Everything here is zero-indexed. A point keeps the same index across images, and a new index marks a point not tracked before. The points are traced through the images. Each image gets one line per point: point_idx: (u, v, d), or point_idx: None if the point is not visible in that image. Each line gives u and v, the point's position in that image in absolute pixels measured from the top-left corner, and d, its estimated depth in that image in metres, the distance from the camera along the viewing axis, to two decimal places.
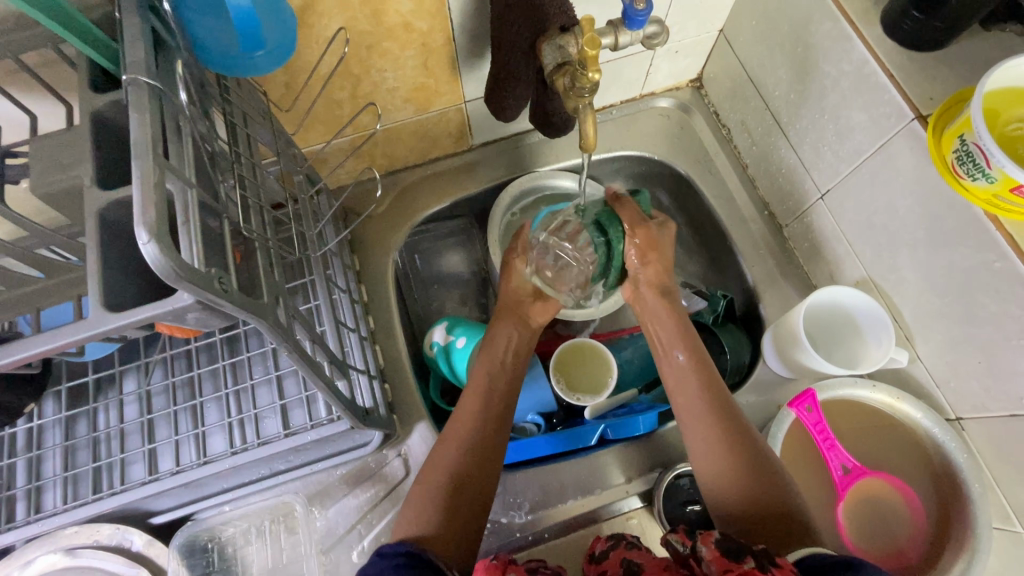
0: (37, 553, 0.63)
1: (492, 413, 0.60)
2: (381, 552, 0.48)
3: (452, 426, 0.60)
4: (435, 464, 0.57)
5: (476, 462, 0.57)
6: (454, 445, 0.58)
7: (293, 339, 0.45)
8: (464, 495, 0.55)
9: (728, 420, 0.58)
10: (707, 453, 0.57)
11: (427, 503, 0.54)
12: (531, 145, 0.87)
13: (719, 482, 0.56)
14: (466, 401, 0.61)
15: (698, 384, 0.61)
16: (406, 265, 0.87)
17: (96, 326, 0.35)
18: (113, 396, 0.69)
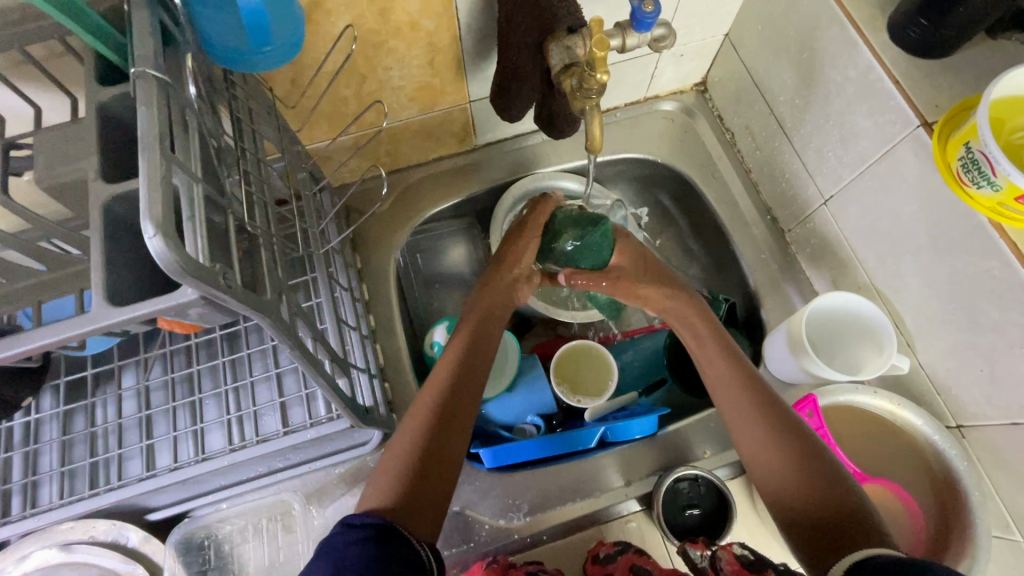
0: (32, 548, 0.62)
1: (462, 383, 0.60)
2: (348, 522, 0.47)
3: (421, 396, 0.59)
4: (404, 434, 0.56)
5: (445, 435, 0.56)
6: (422, 416, 0.57)
7: (296, 336, 0.45)
8: (430, 465, 0.54)
9: (766, 419, 0.58)
10: (760, 457, 0.57)
11: (396, 472, 0.53)
12: (535, 146, 0.87)
13: (790, 488, 0.54)
14: (439, 371, 0.61)
15: (735, 384, 0.61)
16: (407, 265, 0.87)
17: (100, 321, 0.35)
18: (112, 391, 0.69)
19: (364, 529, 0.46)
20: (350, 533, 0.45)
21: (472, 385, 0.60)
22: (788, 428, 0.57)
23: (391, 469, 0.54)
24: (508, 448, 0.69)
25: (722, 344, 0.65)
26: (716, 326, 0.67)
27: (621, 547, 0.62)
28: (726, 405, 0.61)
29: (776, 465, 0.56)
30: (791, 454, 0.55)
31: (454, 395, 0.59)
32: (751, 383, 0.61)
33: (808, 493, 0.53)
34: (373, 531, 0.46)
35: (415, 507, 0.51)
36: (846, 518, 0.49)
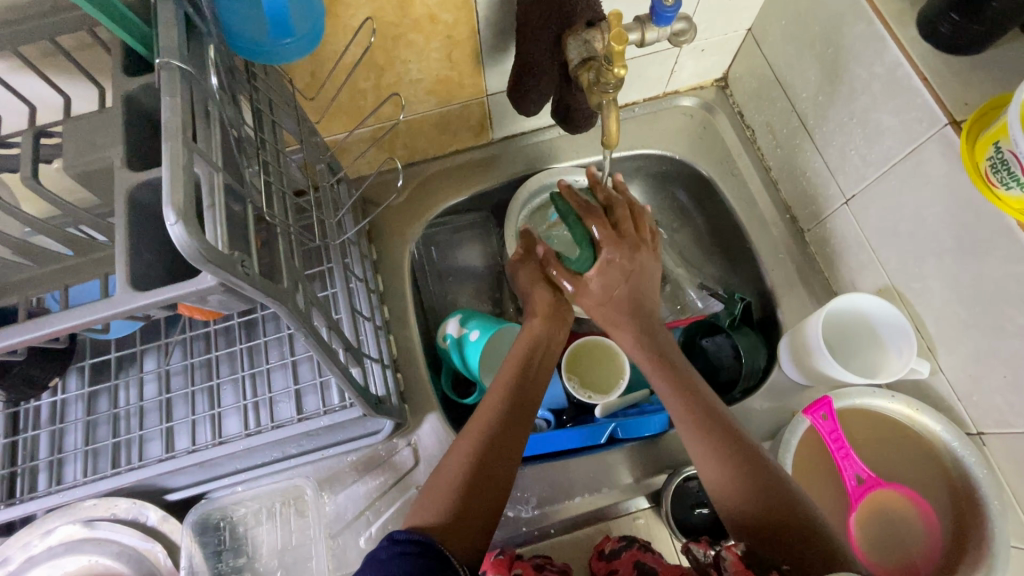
0: (58, 522, 0.65)
1: (518, 407, 0.61)
2: (392, 537, 0.49)
3: (477, 416, 0.61)
4: (456, 455, 0.58)
5: (497, 459, 0.57)
6: (472, 440, 0.58)
7: (311, 325, 0.46)
8: (479, 486, 0.55)
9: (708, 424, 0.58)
10: (708, 470, 0.57)
11: (447, 493, 0.55)
12: (551, 140, 0.87)
13: (726, 499, 0.55)
14: (493, 394, 0.62)
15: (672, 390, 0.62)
16: (423, 257, 0.87)
17: (123, 305, 0.36)
18: (134, 373, 0.71)
19: (406, 545, 0.47)
20: (396, 548, 0.47)
21: (528, 408, 0.62)
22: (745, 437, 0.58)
23: (439, 493, 0.55)
24: None
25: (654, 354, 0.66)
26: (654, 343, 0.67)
27: (626, 543, 0.64)
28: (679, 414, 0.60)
29: (721, 479, 0.56)
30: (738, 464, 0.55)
31: (505, 420, 0.60)
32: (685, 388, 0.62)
33: (761, 503, 0.53)
34: (417, 547, 0.48)
35: (461, 527, 0.53)
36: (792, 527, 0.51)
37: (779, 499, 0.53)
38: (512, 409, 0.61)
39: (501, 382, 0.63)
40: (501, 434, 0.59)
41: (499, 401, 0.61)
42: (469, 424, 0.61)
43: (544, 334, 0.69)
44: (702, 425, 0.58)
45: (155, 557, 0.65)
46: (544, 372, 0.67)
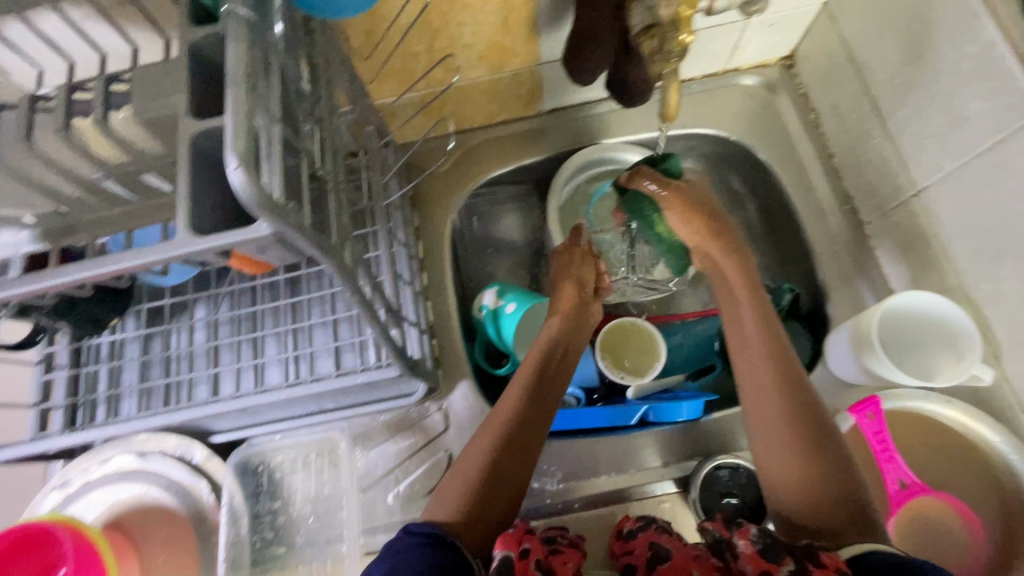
0: (113, 452, 0.69)
1: (538, 406, 0.62)
2: (409, 530, 0.52)
3: (494, 414, 0.62)
4: (475, 450, 0.60)
5: (510, 460, 0.58)
6: (490, 435, 0.60)
7: (356, 282, 0.47)
8: (493, 484, 0.57)
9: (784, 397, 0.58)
10: (768, 443, 0.57)
11: (462, 488, 0.57)
12: (602, 115, 0.85)
13: (781, 476, 0.56)
14: (512, 393, 0.63)
15: (760, 355, 0.61)
16: (463, 226, 0.87)
17: (181, 248, 0.37)
18: (186, 320, 0.75)
19: (423, 536, 0.50)
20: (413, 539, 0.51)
21: (545, 408, 0.63)
22: (814, 423, 0.57)
23: (457, 487, 0.57)
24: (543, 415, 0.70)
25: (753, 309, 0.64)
26: (765, 316, 0.63)
27: (644, 524, 0.63)
28: (750, 389, 0.60)
29: (783, 457, 0.56)
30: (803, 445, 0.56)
31: (521, 421, 0.60)
32: (776, 354, 0.60)
33: (816, 488, 0.54)
34: (431, 539, 0.50)
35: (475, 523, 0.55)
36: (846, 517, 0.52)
37: (836, 486, 0.54)
38: (529, 409, 0.61)
39: (519, 381, 0.64)
40: (514, 434, 0.60)
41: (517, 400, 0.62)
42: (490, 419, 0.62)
43: (564, 336, 0.68)
44: (778, 397, 0.58)
45: (199, 493, 0.68)
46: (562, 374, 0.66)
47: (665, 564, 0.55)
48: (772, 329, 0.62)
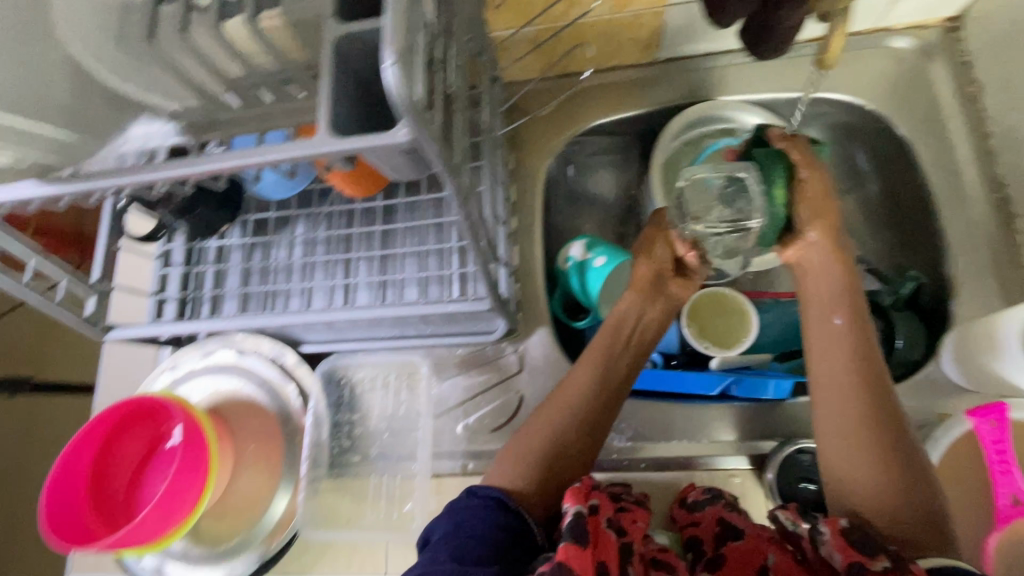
0: (216, 347, 0.75)
1: (605, 388, 0.64)
2: (473, 491, 0.56)
3: (563, 388, 0.64)
4: (542, 421, 0.62)
5: (574, 437, 0.61)
6: (557, 410, 0.62)
7: (470, 208, 0.46)
8: (557, 457, 0.59)
9: (867, 403, 0.56)
10: (841, 449, 0.55)
11: (527, 456, 0.60)
12: (722, 69, 0.78)
13: (854, 481, 0.54)
14: (581, 370, 0.64)
15: (844, 358, 0.58)
16: (558, 172, 0.83)
17: (319, 147, 0.38)
18: (286, 235, 0.79)
19: (484, 499, 0.55)
20: (473, 500, 0.55)
21: (613, 391, 0.64)
22: (896, 432, 0.55)
23: (524, 454, 0.60)
24: None
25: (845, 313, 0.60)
26: (857, 321, 0.60)
27: (710, 497, 0.62)
28: (828, 392, 0.58)
29: (857, 463, 0.54)
30: (881, 453, 0.54)
31: (588, 402, 0.62)
32: (863, 359, 0.58)
33: (891, 498, 0.52)
34: (495, 501, 0.55)
35: (538, 489, 0.58)
36: (920, 529, 0.51)
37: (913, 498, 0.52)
38: (598, 390, 0.63)
39: (590, 359, 0.65)
40: (582, 412, 0.62)
41: (587, 376, 0.64)
42: (558, 393, 0.64)
43: (639, 318, 0.68)
44: (861, 403, 0.56)
45: (286, 394, 0.73)
46: (631, 356, 0.67)
47: (738, 543, 0.55)
48: (859, 336, 0.59)
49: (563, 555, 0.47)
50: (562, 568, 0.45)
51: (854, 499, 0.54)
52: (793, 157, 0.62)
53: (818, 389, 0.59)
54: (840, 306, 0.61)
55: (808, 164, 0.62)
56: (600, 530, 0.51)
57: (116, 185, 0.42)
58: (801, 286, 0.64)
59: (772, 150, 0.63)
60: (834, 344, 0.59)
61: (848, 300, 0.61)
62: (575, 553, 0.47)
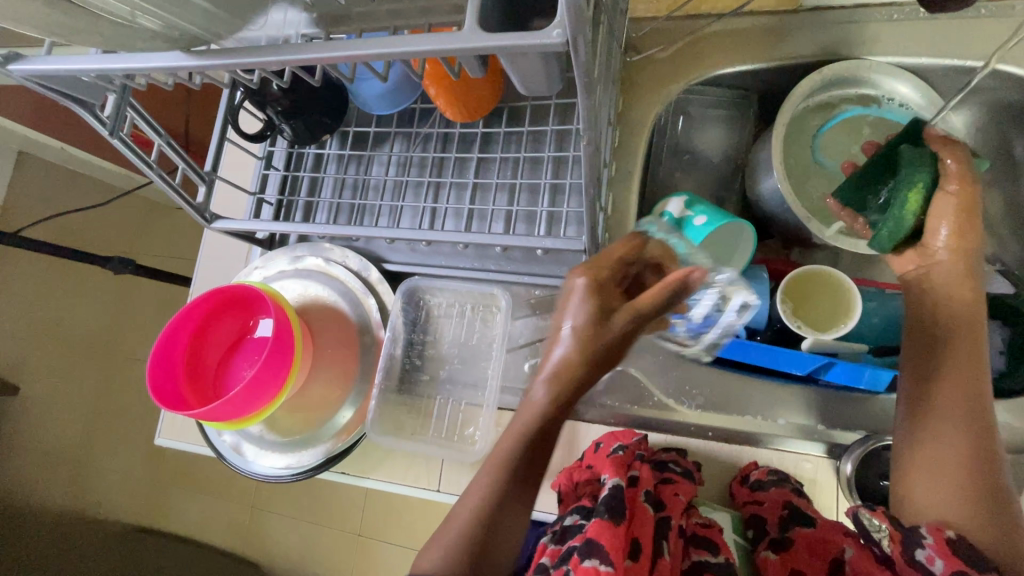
0: (307, 253, 0.79)
1: (530, 475, 0.49)
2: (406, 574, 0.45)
3: (485, 463, 0.50)
4: (470, 495, 0.48)
5: (504, 525, 0.48)
6: (479, 494, 0.48)
7: (595, 133, 0.43)
8: (491, 542, 0.47)
9: (964, 415, 0.51)
10: (928, 456, 0.51)
11: (458, 537, 0.47)
12: (874, 24, 0.70)
13: (940, 489, 0.49)
14: (502, 448, 0.49)
15: (950, 365, 0.53)
16: (666, 123, 0.80)
17: (465, 40, 0.36)
18: (382, 152, 0.80)
19: None
20: None
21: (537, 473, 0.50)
22: (990, 450, 0.50)
23: (450, 534, 0.47)
24: (711, 337, 0.66)
25: (953, 320, 0.55)
26: (974, 360, 0.53)
27: (776, 479, 0.61)
28: (920, 400, 0.53)
29: (946, 472, 0.49)
30: (972, 467, 0.49)
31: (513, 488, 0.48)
32: (966, 370, 0.52)
33: (980, 511, 0.47)
34: None
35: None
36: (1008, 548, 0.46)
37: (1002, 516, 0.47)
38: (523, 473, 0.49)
39: (514, 432, 0.49)
40: (506, 498, 0.48)
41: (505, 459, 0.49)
42: (480, 473, 0.49)
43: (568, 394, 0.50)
44: (958, 416, 0.51)
45: (367, 307, 0.76)
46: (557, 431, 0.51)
47: (808, 530, 0.54)
48: (975, 377, 0.52)
49: (594, 534, 0.47)
50: (592, 544, 0.46)
51: (940, 506, 0.48)
52: (946, 167, 0.57)
53: (911, 395, 0.54)
54: (956, 341, 0.54)
55: (961, 177, 0.56)
56: (636, 504, 0.53)
57: (255, 62, 0.42)
58: (911, 312, 0.58)
59: (920, 151, 0.58)
60: (946, 375, 0.52)
61: (963, 318, 0.55)
62: (607, 530, 0.48)
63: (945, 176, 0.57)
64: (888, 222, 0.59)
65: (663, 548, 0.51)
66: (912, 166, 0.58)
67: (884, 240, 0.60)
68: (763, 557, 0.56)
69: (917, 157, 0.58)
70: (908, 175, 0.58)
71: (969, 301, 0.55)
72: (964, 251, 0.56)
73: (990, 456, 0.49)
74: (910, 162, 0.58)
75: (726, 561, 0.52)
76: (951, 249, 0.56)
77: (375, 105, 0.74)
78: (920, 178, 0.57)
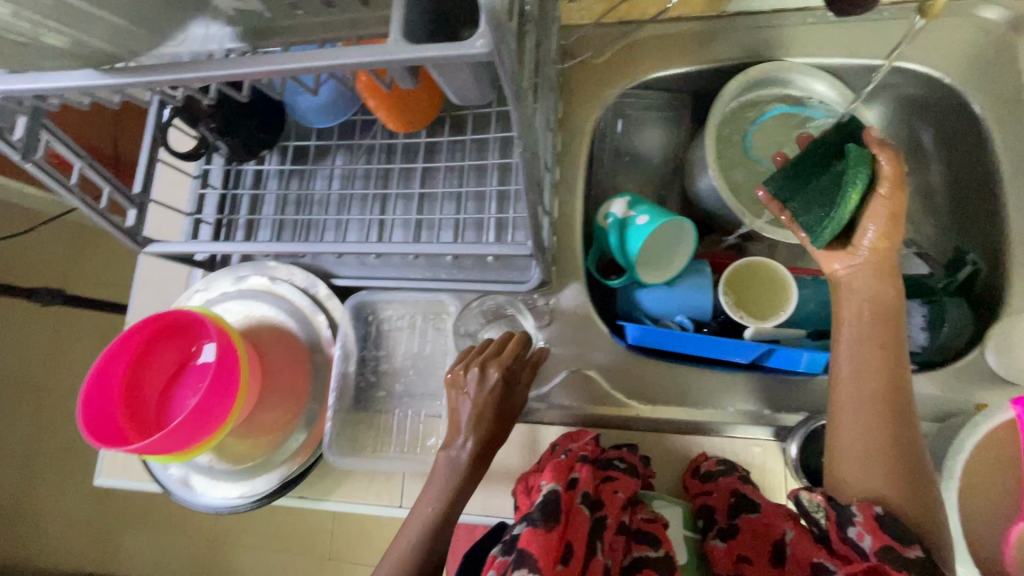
0: (250, 272, 0.76)
1: (450, 512, 0.58)
2: None
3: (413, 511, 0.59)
4: (404, 534, 0.57)
5: (432, 551, 0.56)
6: (408, 537, 0.57)
7: (530, 141, 0.44)
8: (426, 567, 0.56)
9: (888, 397, 0.54)
10: (857, 438, 0.53)
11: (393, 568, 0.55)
12: (791, 27, 0.74)
13: (869, 468, 0.52)
14: (424, 499, 0.59)
15: (876, 349, 0.55)
16: (606, 127, 0.82)
17: (390, 53, 0.36)
18: (325, 166, 0.78)
19: None
20: None
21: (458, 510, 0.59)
22: (909, 428, 0.53)
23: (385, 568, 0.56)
24: (659, 333, 0.67)
25: (873, 304, 0.57)
26: (890, 354, 0.55)
27: (724, 470, 0.63)
28: (850, 384, 0.55)
29: (875, 452, 0.52)
30: (895, 446, 0.52)
31: (438, 523, 0.57)
32: (890, 354, 0.55)
33: (906, 486, 0.51)
34: None
35: None
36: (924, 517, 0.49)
37: (922, 490, 0.51)
38: (445, 513, 0.58)
39: (435, 482, 0.59)
40: (434, 535, 0.57)
41: (427, 507, 0.58)
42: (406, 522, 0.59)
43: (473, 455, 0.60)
44: (885, 399, 0.54)
45: (317, 324, 0.74)
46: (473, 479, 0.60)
47: (752, 516, 0.56)
48: (895, 372, 0.55)
49: (525, 544, 0.45)
50: (522, 557, 0.44)
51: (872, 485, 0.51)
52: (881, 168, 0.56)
53: (839, 380, 0.56)
54: (876, 335, 0.56)
55: (894, 181, 0.56)
56: (573, 506, 0.51)
57: (174, 80, 0.41)
58: (836, 304, 0.61)
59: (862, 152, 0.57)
60: (866, 367, 0.55)
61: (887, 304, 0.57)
62: (536, 537, 0.46)
63: (880, 178, 0.56)
64: (831, 221, 0.57)
65: (597, 547, 0.49)
66: (855, 167, 0.56)
67: (822, 236, 0.58)
68: (712, 546, 0.57)
69: (859, 158, 0.56)
70: (851, 175, 0.56)
71: (891, 293, 0.57)
72: (886, 250, 0.58)
73: (904, 441, 0.53)
74: (853, 163, 0.56)
75: (666, 555, 0.52)
76: (875, 249, 0.58)
77: (314, 118, 0.73)
78: (859, 179, 0.55)
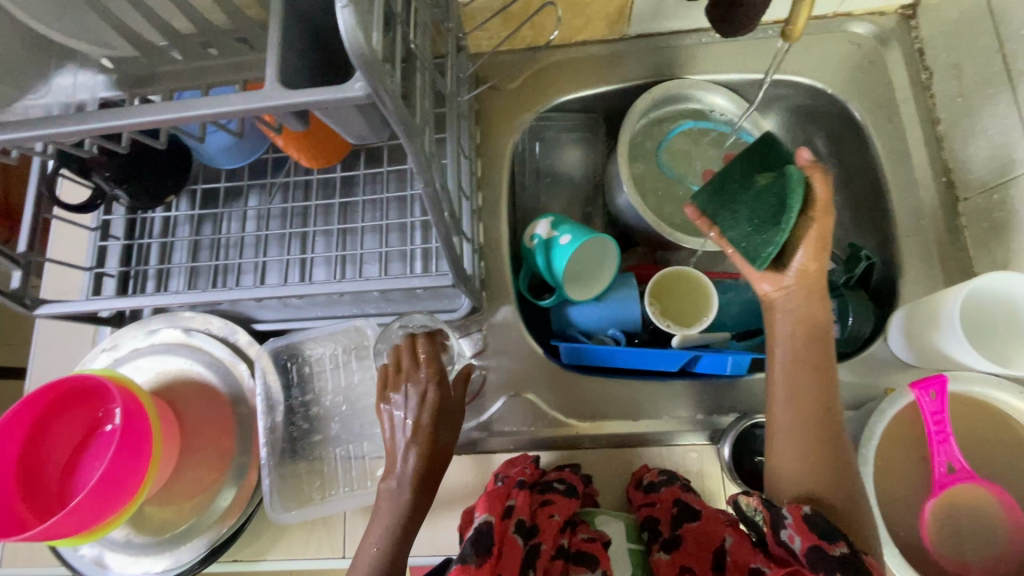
0: (162, 325, 0.71)
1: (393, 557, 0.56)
2: None
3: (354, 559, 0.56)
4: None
5: None
6: None
7: (431, 177, 0.44)
8: None
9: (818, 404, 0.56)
10: (793, 445, 0.56)
11: None
12: (688, 47, 0.78)
13: (805, 474, 0.55)
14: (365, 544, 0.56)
15: (807, 359, 0.58)
16: (525, 150, 0.84)
17: (268, 99, 0.35)
18: (238, 207, 0.75)
19: None
20: None
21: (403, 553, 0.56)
22: (838, 430, 0.56)
23: None
24: (592, 349, 0.68)
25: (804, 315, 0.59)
26: (821, 362, 0.58)
27: (667, 479, 0.63)
28: (785, 394, 0.58)
29: (809, 458, 0.55)
30: (827, 451, 0.55)
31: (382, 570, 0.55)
32: (819, 362, 0.58)
33: (836, 488, 0.54)
34: None
35: None
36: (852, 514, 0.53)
37: (850, 489, 0.54)
38: (389, 557, 0.55)
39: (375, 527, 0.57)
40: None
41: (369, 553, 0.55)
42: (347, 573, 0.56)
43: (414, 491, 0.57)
44: (817, 406, 0.56)
45: (239, 374, 0.70)
46: (417, 516, 0.58)
47: (695, 524, 0.57)
48: (823, 379, 0.57)
49: None
50: None
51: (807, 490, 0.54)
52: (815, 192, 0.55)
53: (776, 390, 0.58)
54: (808, 342, 0.58)
55: (825, 206, 0.55)
56: (506, 537, 0.51)
57: (32, 136, 0.37)
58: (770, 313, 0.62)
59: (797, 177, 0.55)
60: (800, 377, 0.57)
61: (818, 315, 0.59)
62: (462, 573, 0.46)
63: (811, 203, 0.56)
64: (770, 250, 0.56)
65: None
66: (789, 195, 0.54)
67: (762, 260, 0.57)
68: (656, 558, 0.58)
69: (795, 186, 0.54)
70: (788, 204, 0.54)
71: (821, 305, 0.59)
72: (815, 270, 0.58)
73: (836, 444, 0.56)
74: (789, 190, 0.54)
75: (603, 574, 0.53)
76: (805, 270, 0.58)
77: (222, 160, 0.69)
78: (795, 207, 0.54)
